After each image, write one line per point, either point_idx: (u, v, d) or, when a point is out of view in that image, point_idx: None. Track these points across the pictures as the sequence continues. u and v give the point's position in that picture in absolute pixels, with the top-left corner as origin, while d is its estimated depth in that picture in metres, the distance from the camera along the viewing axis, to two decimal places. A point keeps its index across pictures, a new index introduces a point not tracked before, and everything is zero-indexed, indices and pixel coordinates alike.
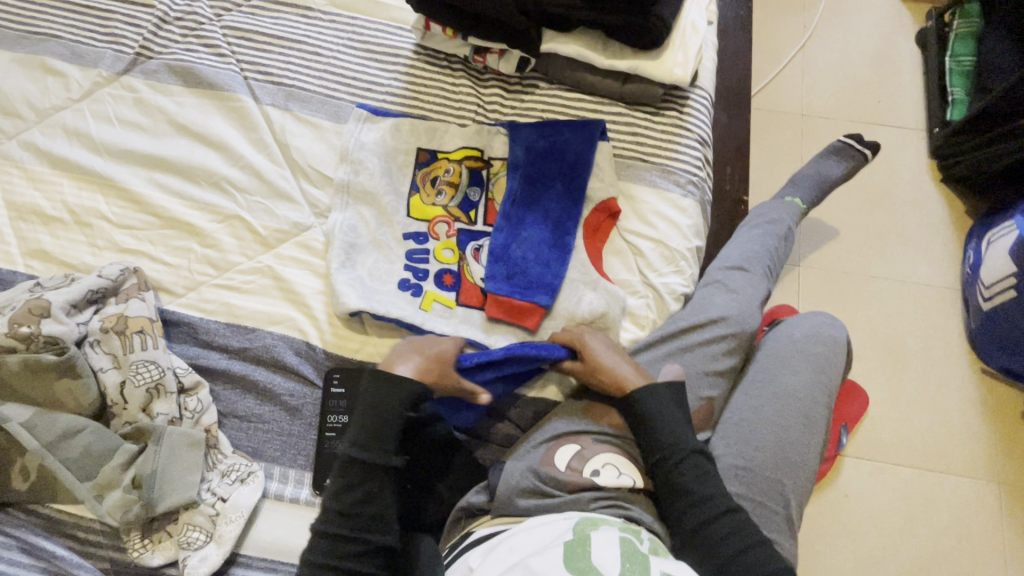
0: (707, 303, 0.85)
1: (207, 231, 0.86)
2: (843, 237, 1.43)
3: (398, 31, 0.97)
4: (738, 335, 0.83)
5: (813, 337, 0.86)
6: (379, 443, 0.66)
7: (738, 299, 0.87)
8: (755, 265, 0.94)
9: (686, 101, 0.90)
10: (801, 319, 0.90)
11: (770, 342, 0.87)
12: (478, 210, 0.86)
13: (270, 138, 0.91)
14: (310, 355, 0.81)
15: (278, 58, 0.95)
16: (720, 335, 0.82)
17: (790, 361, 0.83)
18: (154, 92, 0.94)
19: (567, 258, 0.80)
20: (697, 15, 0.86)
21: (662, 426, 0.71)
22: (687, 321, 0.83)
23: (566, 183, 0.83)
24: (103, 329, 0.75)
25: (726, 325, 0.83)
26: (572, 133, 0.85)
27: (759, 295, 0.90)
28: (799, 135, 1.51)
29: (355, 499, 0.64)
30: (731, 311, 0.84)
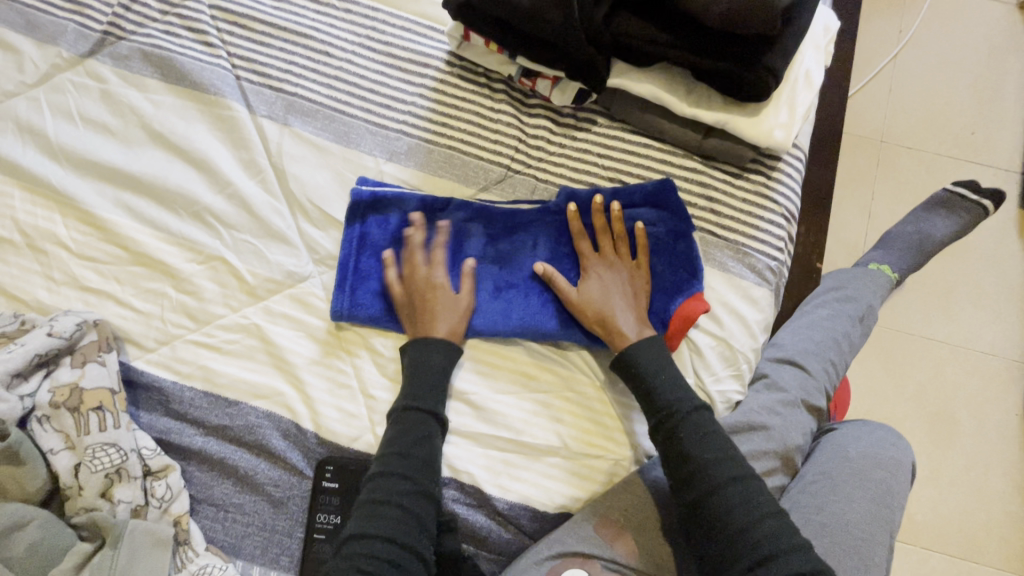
0: (750, 403, 0.74)
1: (184, 273, 0.72)
2: (905, 290, 1.28)
3: (429, 32, 0.78)
4: (779, 451, 0.73)
5: (871, 459, 0.75)
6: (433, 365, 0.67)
7: (785, 402, 0.75)
8: (812, 359, 0.81)
9: (778, 163, 0.73)
10: (859, 431, 0.79)
11: (819, 458, 0.77)
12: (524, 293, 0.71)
13: (264, 160, 0.75)
14: (299, 440, 0.69)
15: (279, 55, 0.77)
16: (760, 449, 0.72)
17: (842, 486, 0.72)
18: (124, 84, 0.77)
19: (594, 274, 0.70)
20: (812, 60, 0.67)
21: (684, 425, 0.64)
22: (723, 428, 0.71)
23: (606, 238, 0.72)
24: (53, 403, 0.63)
25: (767, 436, 0.73)
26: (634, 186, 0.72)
27: (813, 398, 0.78)
28: (875, 165, 1.32)
29: (404, 448, 0.64)
30: (774, 421, 0.74)
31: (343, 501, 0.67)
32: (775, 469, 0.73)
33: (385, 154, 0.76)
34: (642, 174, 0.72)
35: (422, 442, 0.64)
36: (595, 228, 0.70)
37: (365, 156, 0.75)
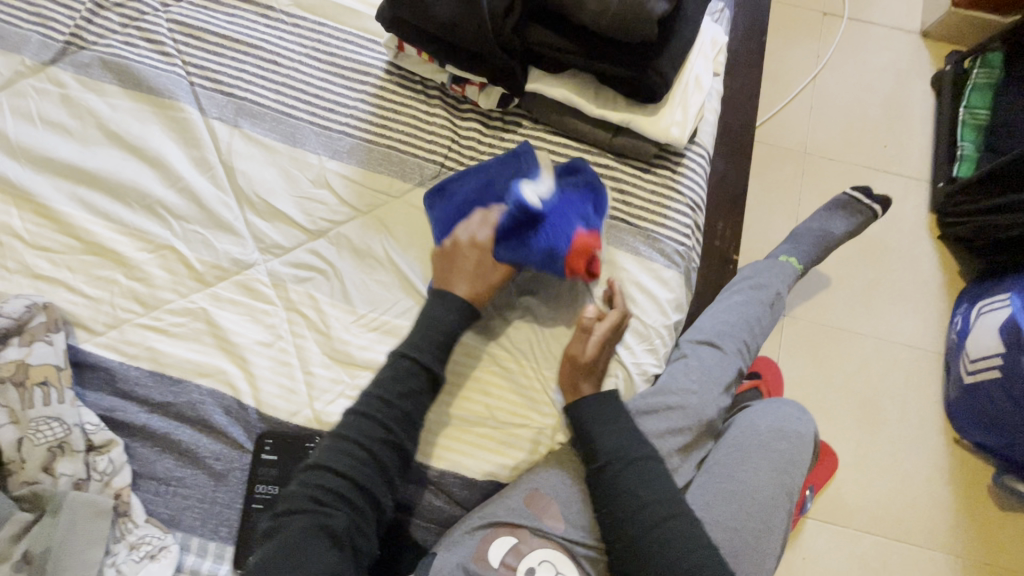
0: (668, 382, 0.80)
1: (135, 261, 0.77)
2: (832, 287, 1.38)
3: (370, 44, 0.86)
4: (694, 426, 0.78)
5: (777, 431, 0.82)
6: (422, 344, 0.70)
7: (699, 380, 0.81)
8: (727, 340, 0.88)
9: (682, 159, 0.81)
10: (769, 408, 0.86)
11: (733, 432, 0.82)
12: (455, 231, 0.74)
13: (214, 158, 0.81)
14: (240, 416, 0.73)
15: (231, 64, 0.84)
16: (677, 426, 0.77)
17: (751, 457, 0.79)
18: (84, 89, 0.83)
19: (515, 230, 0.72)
20: (702, 68, 0.77)
21: (596, 427, 0.72)
22: (643, 406, 0.77)
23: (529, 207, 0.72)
24: None
25: (683, 413, 0.78)
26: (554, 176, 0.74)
27: (726, 376, 0.84)
28: (800, 174, 1.44)
29: (393, 398, 0.68)
30: (691, 399, 0.79)
31: (281, 473, 0.71)
32: (692, 442, 0.79)
33: (329, 153, 0.82)
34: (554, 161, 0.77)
35: (405, 389, 0.68)
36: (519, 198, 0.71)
37: (310, 155, 0.82)
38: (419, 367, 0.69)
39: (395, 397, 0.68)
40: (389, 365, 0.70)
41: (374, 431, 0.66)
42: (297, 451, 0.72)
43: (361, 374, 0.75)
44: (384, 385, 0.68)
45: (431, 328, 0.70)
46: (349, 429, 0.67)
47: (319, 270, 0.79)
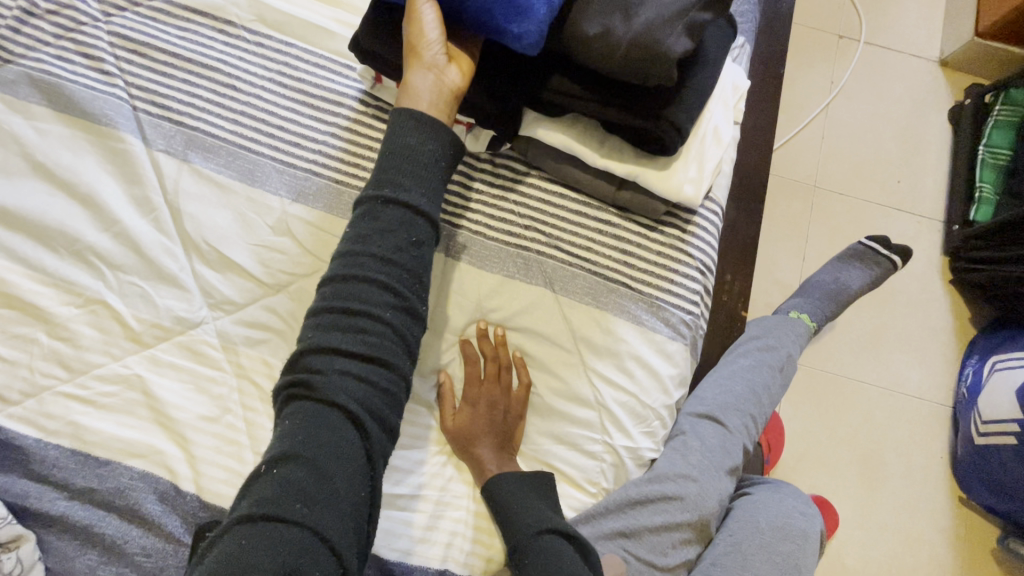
0: (668, 466, 0.71)
1: (59, 318, 0.66)
2: (837, 332, 1.30)
3: (343, 70, 0.75)
4: (693, 520, 0.70)
5: (780, 530, 0.74)
6: (415, 187, 0.54)
7: (700, 464, 0.73)
8: (731, 415, 0.79)
9: (692, 217, 0.72)
10: (770, 499, 0.77)
11: (731, 527, 0.74)
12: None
13: (158, 198, 0.70)
14: (177, 503, 0.63)
15: (181, 88, 0.73)
16: (674, 520, 0.69)
17: (750, 560, 0.71)
18: (7, 110, 0.71)
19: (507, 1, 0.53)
20: (721, 116, 0.67)
21: (511, 507, 0.62)
22: (639, 493, 0.68)
23: None
24: None
25: (681, 506, 0.69)
26: None
27: (729, 458, 0.76)
28: (809, 209, 1.35)
29: (385, 253, 0.52)
30: (690, 489, 0.70)
31: None
32: (689, 538, 0.71)
33: (291, 193, 0.72)
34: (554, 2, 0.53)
35: (403, 232, 0.53)
36: None
37: (269, 196, 0.72)
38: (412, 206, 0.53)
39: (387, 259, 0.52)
40: (363, 219, 0.53)
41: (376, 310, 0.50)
42: None
43: None
44: (372, 241, 0.52)
45: (412, 165, 0.54)
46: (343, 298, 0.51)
47: (275, 331, 0.69)
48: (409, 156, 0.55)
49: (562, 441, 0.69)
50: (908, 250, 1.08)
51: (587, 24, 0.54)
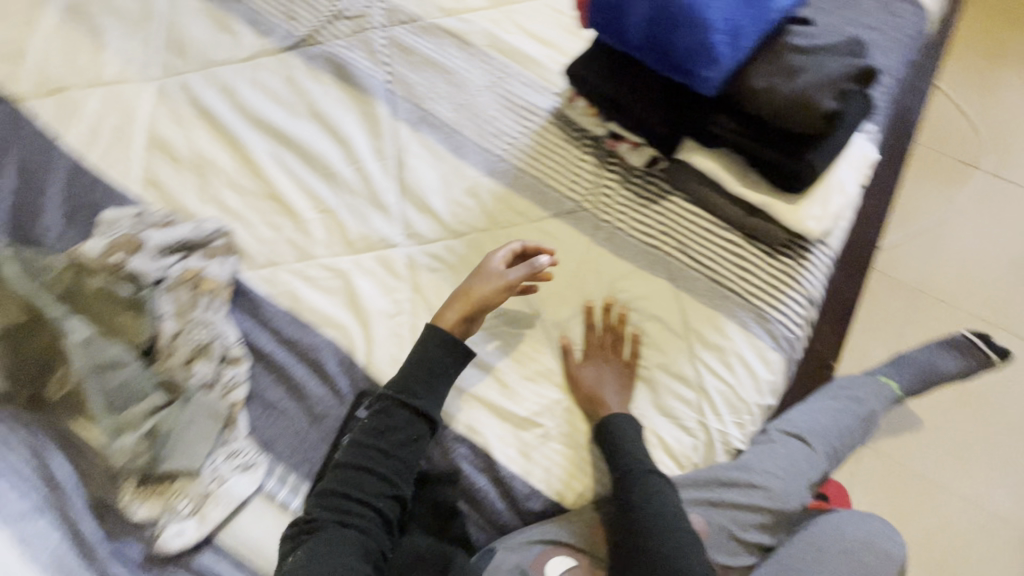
0: (753, 459, 0.79)
1: (303, 217, 0.89)
2: (923, 433, 1.29)
3: (543, 90, 0.97)
4: (774, 510, 0.77)
5: (864, 543, 0.78)
6: (427, 395, 0.73)
7: (786, 468, 0.80)
8: (817, 439, 0.87)
9: (808, 253, 0.84)
10: (856, 516, 0.81)
11: (814, 529, 0.79)
12: (644, 32, 0.71)
13: (390, 152, 0.94)
14: (349, 370, 0.81)
15: (425, 82, 0.98)
16: (756, 504, 0.76)
17: (828, 559, 0.75)
18: (306, 75, 1.00)
19: (705, 49, 0.68)
20: (848, 173, 0.81)
21: (623, 446, 0.74)
22: (725, 475, 0.77)
23: (735, 26, 0.69)
24: (180, 278, 0.79)
25: (765, 495, 0.77)
26: (753, 25, 0.69)
27: (812, 473, 0.83)
28: (908, 309, 1.39)
29: (390, 449, 0.72)
30: (774, 483, 0.78)
31: None
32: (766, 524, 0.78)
33: (485, 169, 0.93)
34: (738, 58, 0.69)
35: (412, 439, 0.72)
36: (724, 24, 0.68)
37: (468, 168, 0.93)
38: (422, 415, 0.73)
39: (388, 470, 0.71)
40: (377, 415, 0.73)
41: (380, 459, 0.71)
42: None
43: None
44: (383, 436, 0.72)
45: (425, 370, 0.74)
46: (354, 455, 0.72)
47: (448, 265, 0.88)
48: (428, 368, 0.74)
49: (659, 410, 0.80)
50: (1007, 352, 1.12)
51: (757, 80, 0.71)
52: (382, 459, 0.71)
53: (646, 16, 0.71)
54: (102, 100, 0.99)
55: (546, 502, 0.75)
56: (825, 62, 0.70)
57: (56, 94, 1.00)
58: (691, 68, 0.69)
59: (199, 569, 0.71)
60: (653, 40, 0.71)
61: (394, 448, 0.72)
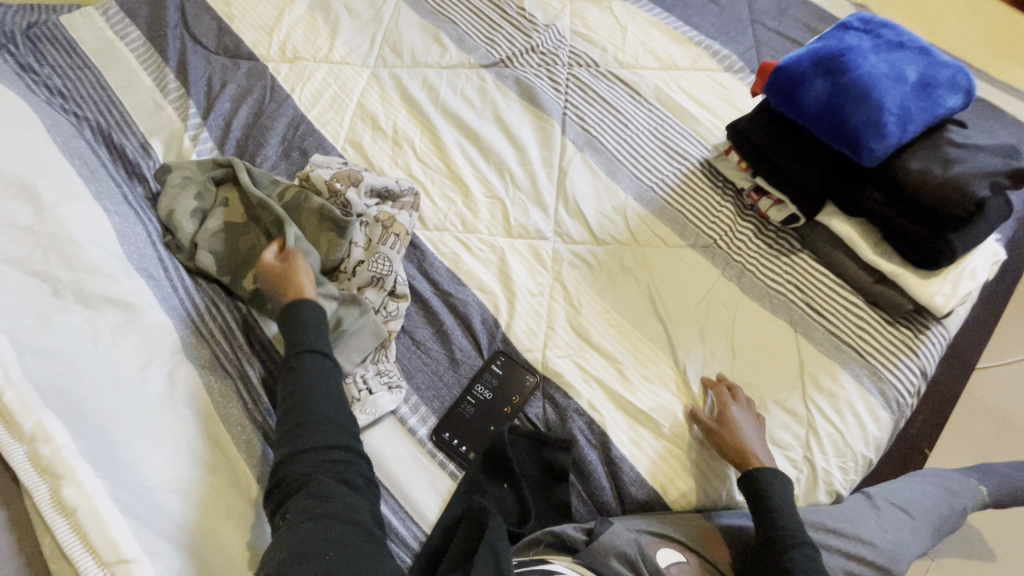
0: (855, 515, 0.83)
1: (474, 197, 1.03)
2: (1001, 566, 1.23)
3: (696, 142, 1.11)
4: (882, 567, 0.80)
5: None
6: (317, 340, 0.75)
7: (892, 532, 0.84)
8: (919, 514, 0.89)
9: (927, 329, 0.90)
10: None
11: None
12: (821, 104, 0.83)
13: (556, 163, 1.08)
14: (491, 330, 0.90)
15: (595, 115, 1.14)
16: (864, 557, 0.80)
17: None
18: (496, 88, 1.18)
19: (877, 125, 0.80)
20: (979, 262, 0.88)
21: (782, 508, 0.74)
22: (831, 522, 0.80)
23: (904, 114, 0.80)
24: (376, 218, 0.92)
25: (872, 550, 0.81)
26: (919, 115, 0.81)
27: (916, 545, 0.85)
28: (994, 436, 1.35)
29: (314, 405, 0.69)
30: (882, 541, 0.82)
31: (500, 386, 0.86)
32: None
33: (634, 194, 1.05)
34: (902, 139, 0.80)
35: (319, 372, 0.72)
36: (896, 110, 0.80)
37: (621, 190, 1.06)
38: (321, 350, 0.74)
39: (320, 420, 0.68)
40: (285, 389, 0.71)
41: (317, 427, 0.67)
42: (518, 377, 0.86)
43: (590, 351, 0.90)
44: (299, 390, 0.70)
45: (318, 325, 0.76)
46: (296, 445, 0.66)
47: (589, 265, 0.98)
48: (315, 325, 0.76)
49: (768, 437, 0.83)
50: None
51: (913, 162, 0.82)
52: (326, 425, 0.67)
53: (824, 92, 0.84)
54: (326, 73, 1.20)
55: (648, 492, 0.79)
56: (980, 157, 0.80)
57: (292, 62, 1.22)
58: (861, 138, 0.80)
59: None
60: (828, 111, 0.83)
61: (317, 389, 0.70)
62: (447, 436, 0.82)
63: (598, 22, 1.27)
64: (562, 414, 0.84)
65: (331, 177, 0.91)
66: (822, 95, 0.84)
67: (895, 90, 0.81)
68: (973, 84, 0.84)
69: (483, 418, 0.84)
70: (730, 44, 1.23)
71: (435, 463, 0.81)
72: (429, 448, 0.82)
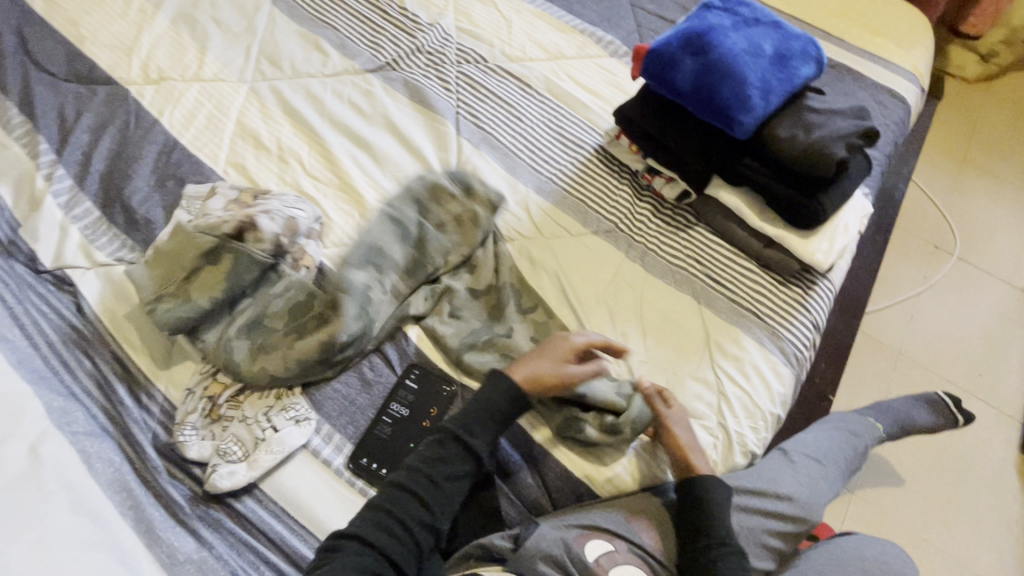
0: (771, 473, 0.87)
1: (370, 207, 0.99)
2: (907, 487, 1.35)
3: (590, 129, 1.12)
4: (799, 520, 0.84)
5: (880, 563, 0.85)
6: (480, 438, 0.77)
7: (806, 484, 0.88)
8: (829, 461, 0.95)
9: (815, 285, 0.96)
10: (874, 544, 0.88)
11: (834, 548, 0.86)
12: (692, 81, 0.86)
13: (454, 164, 1.06)
14: (400, 344, 0.88)
15: (488, 111, 1.13)
16: (782, 512, 0.83)
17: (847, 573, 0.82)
18: (384, 93, 1.14)
19: (743, 98, 0.83)
20: (850, 217, 0.95)
21: (720, 512, 0.75)
22: (747, 483, 0.84)
23: (765, 85, 0.85)
24: None
25: (790, 504, 0.84)
26: (779, 85, 0.86)
27: (828, 490, 0.91)
28: (891, 371, 1.48)
29: (436, 479, 0.75)
30: (798, 493, 0.86)
31: (416, 400, 0.83)
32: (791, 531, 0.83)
33: (535, 187, 1.06)
34: (767, 109, 0.85)
35: (447, 460, 0.76)
36: (758, 82, 0.84)
37: (521, 185, 1.06)
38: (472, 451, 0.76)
39: (421, 489, 0.74)
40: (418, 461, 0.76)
41: (411, 510, 0.73)
42: (434, 389, 0.85)
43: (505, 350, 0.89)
44: (428, 467, 0.75)
45: (483, 413, 0.78)
46: (383, 500, 0.73)
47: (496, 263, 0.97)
48: (479, 410, 0.78)
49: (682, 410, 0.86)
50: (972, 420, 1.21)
51: (781, 130, 0.86)
52: (427, 490, 0.74)
53: (693, 69, 0.87)
54: (199, 92, 1.12)
55: (574, 484, 0.79)
56: (835, 121, 0.86)
57: (157, 83, 1.12)
58: (731, 112, 0.84)
59: (240, 511, 0.74)
60: (699, 88, 0.86)
61: (441, 477, 0.75)
62: (365, 461, 0.79)
63: (483, 16, 1.26)
64: None
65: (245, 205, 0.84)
66: (692, 72, 0.87)
67: (755, 63, 0.85)
68: (822, 52, 0.91)
69: (402, 437, 0.81)
70: (612, 30, 1.26)
71: (354, 491, 0.77)
72: (347, 476, 0.78)
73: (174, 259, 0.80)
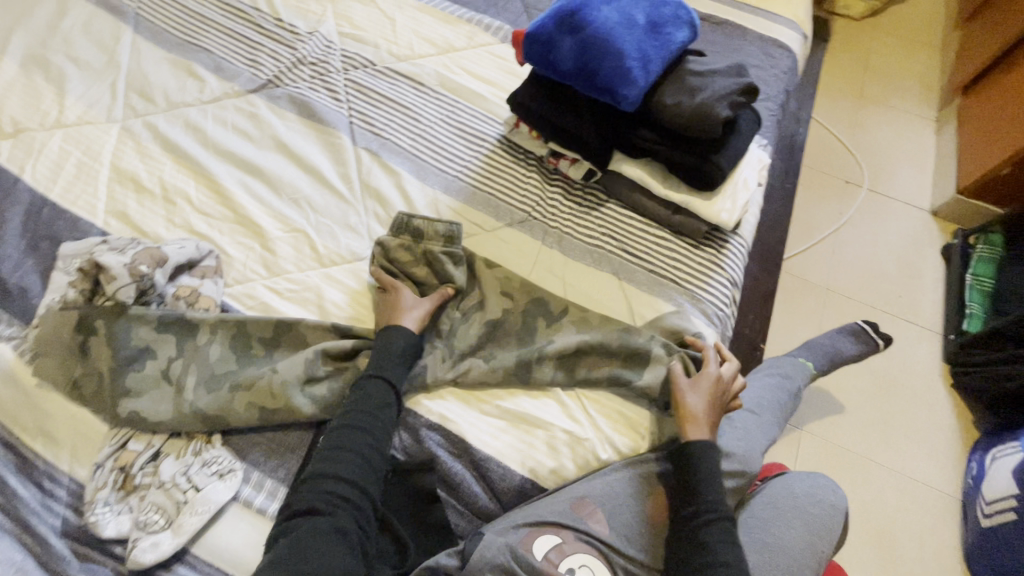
0: None
1: (270, 236, 0.95)
2: (848, 414, 1.43)
3: (490, 120, 1.10)
4: (743, 473, 0.86)
5: (813, 496, 0.89)
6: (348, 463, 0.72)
7: (743, 437, 0.91)
8: (764, 410, 0.99)
9: (726, 244, 0.98)
10: (805, 477, 0.93)
11: (771, 492, 0.90)
12: (573, 60, 0.85)
13: (355, 176, 1.02)
14: None
15: (383, 116, 1.09)
16: (724, 468, 0.85)
17: (785, 513, 0.86)
18: (270, 112, 1.08)
19: (623, 71, 0.83)
20: (748, 172, 0.98)
21: (704, 479, 0.76)
22: None
23: (643, 56, 0.85)
24: (176, 296, 0.85)
25: (731, 459, 0.86)
26: (657, 54, 0.86)
27: (765, 439, 0.94)
28: (821, 307, 1.55)
29: (317, 515, 0.67)
30: (737, 447, 0.88)
31: None
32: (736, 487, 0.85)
33: (442, 188, 1.03)
34: (650, 79, 0.85)
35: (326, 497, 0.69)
36: (636, 54, 0.84)
37: (427, 188, 1.03)
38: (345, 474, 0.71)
39: (321, 530, 0.66)
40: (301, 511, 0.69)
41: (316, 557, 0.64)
42: None
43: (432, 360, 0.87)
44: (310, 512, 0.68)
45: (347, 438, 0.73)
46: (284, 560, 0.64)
47: None
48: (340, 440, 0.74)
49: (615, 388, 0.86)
50: (890, 338, 1.28)
51: (667, 97, 0.87)
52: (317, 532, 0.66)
53: (572, 48, 0.86)
54: (63, 140, 1.02)
55: (517, 481, 0.79)
56: (716, 82, 0.87)
57: (15, 136, 1.03)
58: (614, 86, 0.84)
59: None
60: (580, 67, 0.85)
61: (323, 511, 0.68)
62: None
63: (365, 18, 1.21)
64: (416, 436, 0.81)
65: (129, 258, 0.79)
66: (572, 52, 0.86)
67: (630, 36, 0.85)
68: (694, 16, 0.92)
69: None
70: (500, 15, 1.23)
71: None
72: None
73: (54, 341, 0.79)
